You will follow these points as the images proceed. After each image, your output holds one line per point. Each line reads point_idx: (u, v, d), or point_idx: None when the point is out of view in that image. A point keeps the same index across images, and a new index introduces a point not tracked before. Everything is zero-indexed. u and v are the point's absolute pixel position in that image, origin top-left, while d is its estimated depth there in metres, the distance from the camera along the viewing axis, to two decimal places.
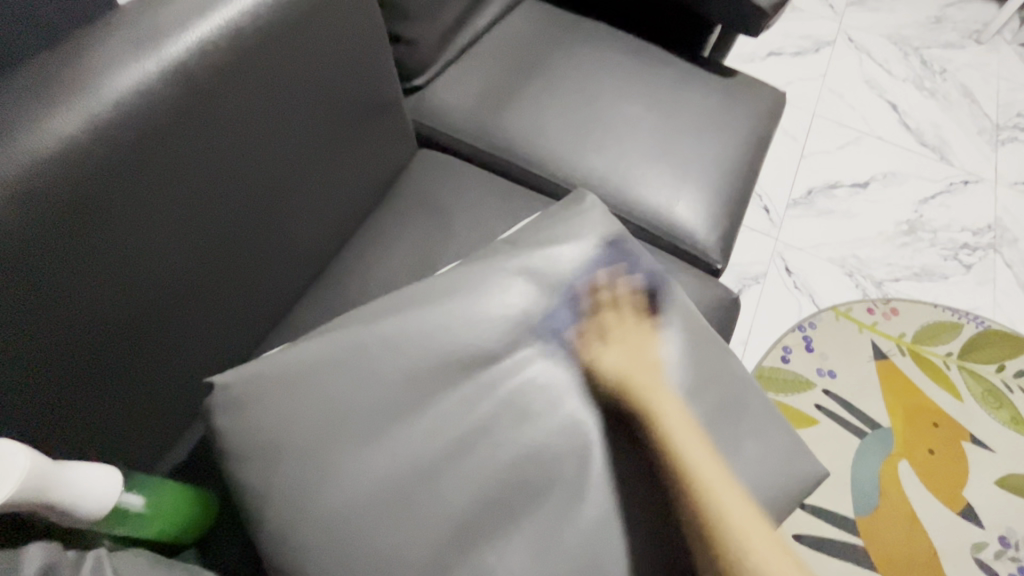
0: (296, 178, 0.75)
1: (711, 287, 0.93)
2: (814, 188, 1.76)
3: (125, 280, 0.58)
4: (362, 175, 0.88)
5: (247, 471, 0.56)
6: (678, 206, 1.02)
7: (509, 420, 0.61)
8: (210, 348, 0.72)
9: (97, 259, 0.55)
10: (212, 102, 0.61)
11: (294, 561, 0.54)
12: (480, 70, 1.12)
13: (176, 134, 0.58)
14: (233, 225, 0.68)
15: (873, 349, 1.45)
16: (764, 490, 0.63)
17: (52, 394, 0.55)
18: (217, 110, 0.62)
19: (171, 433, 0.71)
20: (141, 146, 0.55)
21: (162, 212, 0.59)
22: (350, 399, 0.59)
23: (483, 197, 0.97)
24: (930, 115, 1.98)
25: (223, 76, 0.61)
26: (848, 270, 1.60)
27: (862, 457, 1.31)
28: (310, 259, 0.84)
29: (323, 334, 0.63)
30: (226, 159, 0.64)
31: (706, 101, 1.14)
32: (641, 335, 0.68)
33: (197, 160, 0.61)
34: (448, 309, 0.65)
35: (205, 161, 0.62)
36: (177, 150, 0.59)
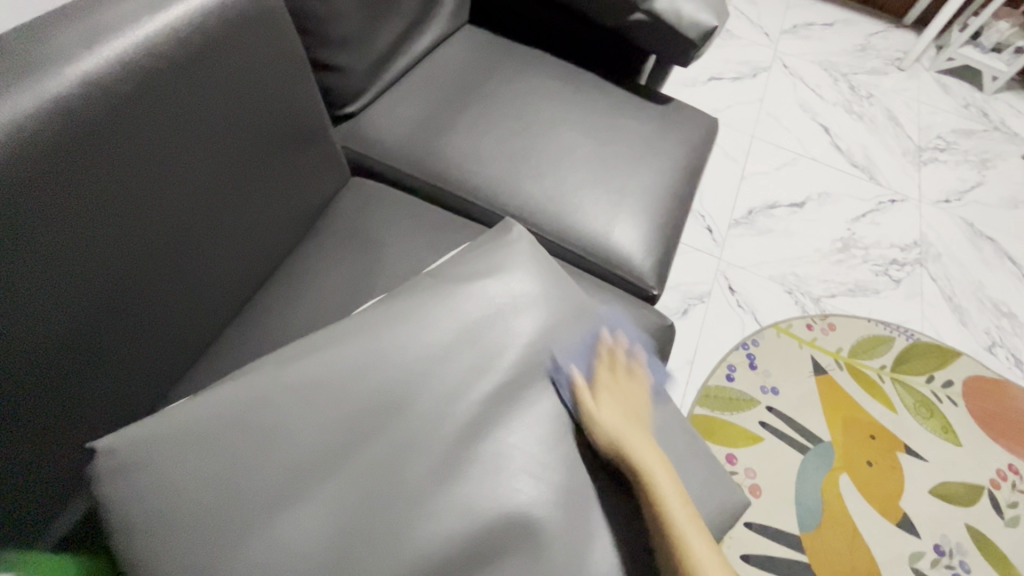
0: (205, 214, 0.71)
1: (647, 314, 0.93)
2: (754, 208, 1.81)
3: (2, 333, 0.52)
4: (286, 207, 0.85)
5: (133, 541, 0.50)
6: (614, 233, 1.02)
7: (428, 466, 0.57)
8: (104, 401, 0.66)
9: None
10: (102, 138, 0.57)
11: None
12: (416, 97, 1.11)
13: (61, 172, 0.54)
14: (132, 266, 0.63)
15: (812, 364, 1.50)
16: None
17: None
18: (109, 146, 0.58)
19: (61, 496, 0.65)
20: (20, 186, 0.51)
21: (46, 258, 0.54)
22: (253, 455, 0.55)
23: (417, 227, 0.95)
24: (859, 137, 2.09)
25: (116, 110, 0.57)
26: (788, 287, 1.66)
27: (805, 472, 1.33)
28: (224, 297, 0.79)
29: (230, 382, 0.59)
30: (120, 198, 0.60)
31: (641, 129, 1.16)
32: (569, 370, 0.67)
33: (86, 199, 0.57)
34: (365, 351, 0.62)
35: (98, 201, 0.58)
36: (63, 189, 0.54)
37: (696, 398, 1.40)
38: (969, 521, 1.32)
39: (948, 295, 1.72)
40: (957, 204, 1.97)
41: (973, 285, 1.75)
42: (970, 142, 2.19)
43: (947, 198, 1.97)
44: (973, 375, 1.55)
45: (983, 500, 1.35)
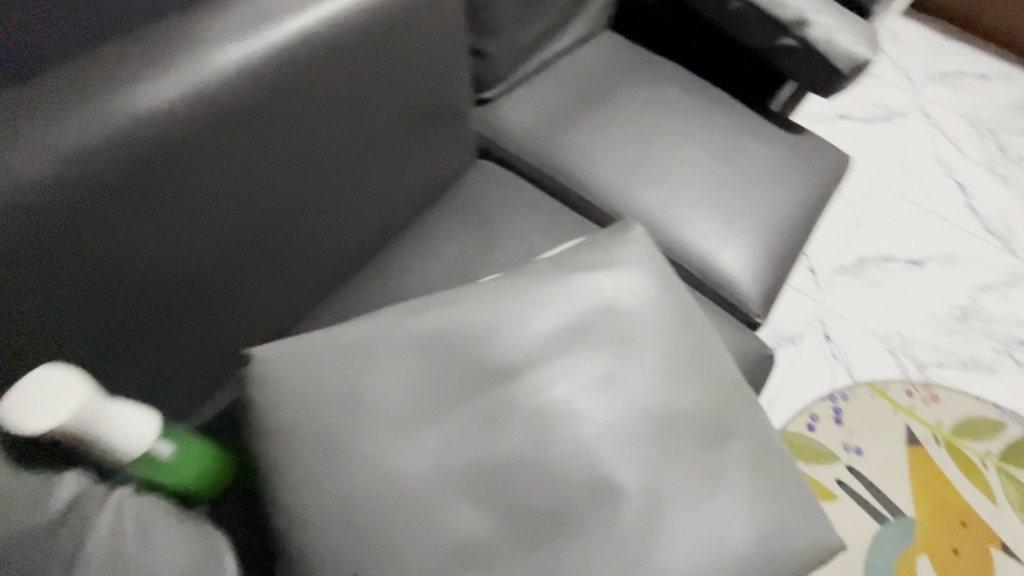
0: (354, 168, 0.78)
1: (749, 339, 0.91)
2: (866, 257, 1.71)
3: (189, 235, 0.62)
4: (421, 175, 0.92)
5: (268, 439, 0.56)
6: (725, 255, 1.01)
7: (529, 433, 0.60)
8: (251, 316, 0.74)
9: (167, 212, 0.59)
10: (298, 86, 0.65)
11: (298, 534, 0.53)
12: (549, 93, 1.15)
13: (261, 109, 0.62)
14: (288, 203, 0.71)
15: (906, 433, 1.39)
16: (779, 553, 0.60)
17: (108, 327, 0.59)
18: (302, 93, 0.66)
19: (203, 389, 0.74)
20: (230, 113, 0.60)
21: (225, 182, 0.62)
22: (372, 390, 0.59)
23: (533, 215, 0.99)
24: (1000, 202, 1.91)
25: (313, 63, 0.65)
26: (891, 346, 1.55)
27: (879, 543, 1.24)
28: (354, 247, 0.86)
29: (363, 319, 0.64)
30: (291, 141, 0.67)
31: (768, 155, 1.14)
32: (672, 374, 0.68)
33: (266, 136, 0.64)
34: (482, 317, 0.66)
35: (281, 138, 0.66)
36: (259, 123, 0.63)
37: None
38: None
39: None
40: None
41: None
42: None
43: None
44: None
45: None
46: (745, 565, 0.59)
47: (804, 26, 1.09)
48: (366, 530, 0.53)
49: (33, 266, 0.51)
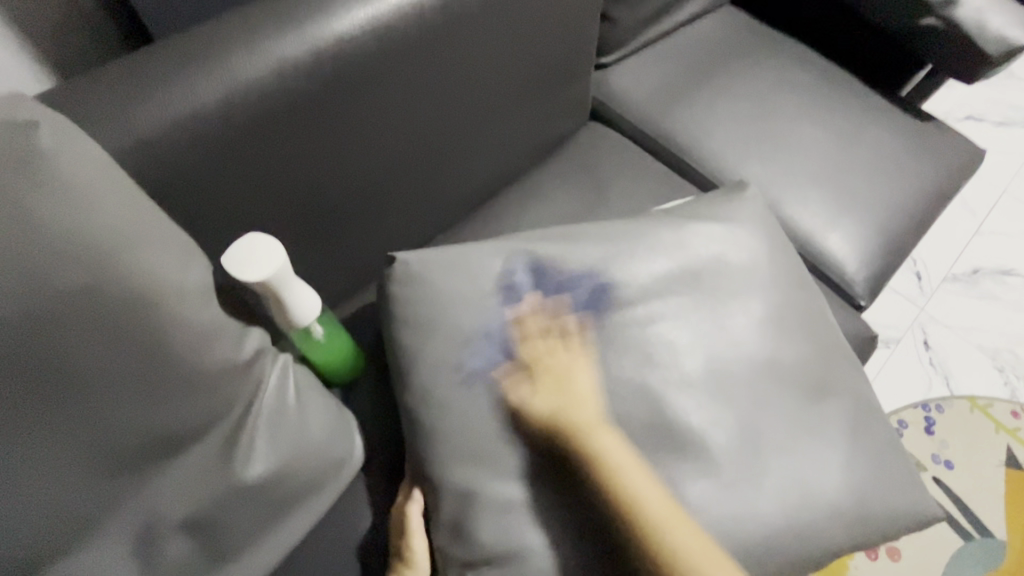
0: (486, 115, 0.84)
1: (852, 319, 0.90)
2: (982, 268, 1.59)
3: (355, 155, 0.71)
4: (541, 129, 0.97)
5: (407, 332, 0.66)
6: (834, 235, 1.00)
7: (633, 362, 0.66)
8: (386, 236, 0.84)
9: (342, 133, 0.67)
10: (461, 30, 0.71)
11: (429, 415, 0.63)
12: (667, 62, 1.16)
13: (429, 49, 0.69)
14: (432, 139, 0.78)
15: (1006, 454, 1.31)
16: (864, 507, 0.63)
17: (284, 226, 0.70)
18: (463, 38, 0.71)
19: (342, 294, 0.85)
20: (405, 51, 0.67)
21: (389, 112, 0.70)
22: (499, 304, 0.67)
23: (641, 177, 1.02)
24: None
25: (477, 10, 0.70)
26: (999, 364, 1.44)
27: (960, 559, 1.19)
28: (473, 190, 0.94)
29: (493, 243, 0.70)
30: (443, 83, 0.74)
31: (892, 140, 1.09)
32: (776, 329, 0.70)
33: (425, 77, 0.71)
34: (600, 254, 0.71)
35: (438, 78, 0.73)
36: (425, 62, 0.70)
37: None
38: None
39: None
40: None
41: None
42: None
43: None
44: None
45: None
46: (830, 512, 0.62)
47: (951, 6, 1.03)
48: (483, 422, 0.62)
49: (243, 169, 0.62)
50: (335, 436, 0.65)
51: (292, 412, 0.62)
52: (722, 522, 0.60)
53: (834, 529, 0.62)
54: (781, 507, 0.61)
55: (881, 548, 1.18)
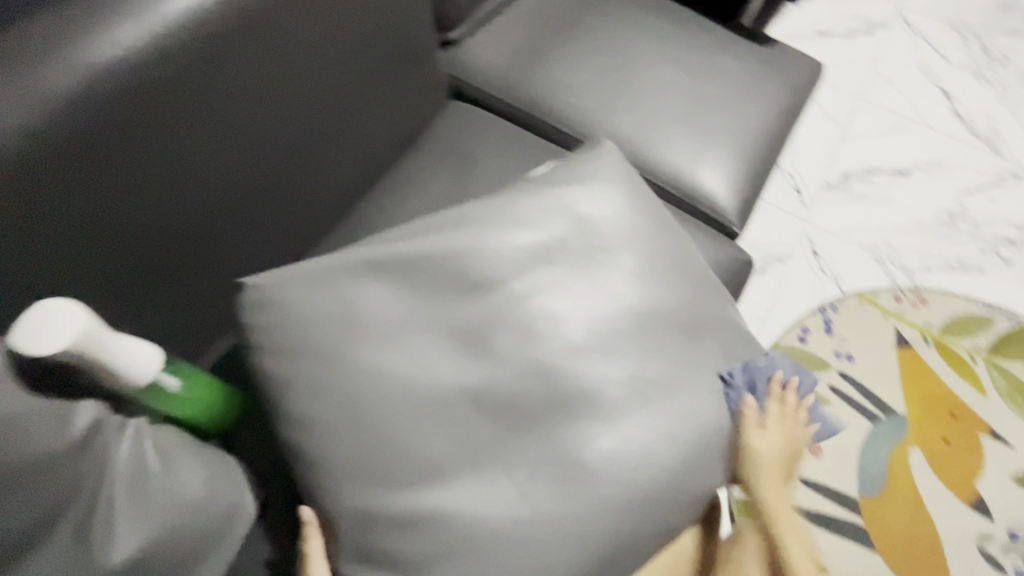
0: (328, 114, 0.79)
1: (726, 248, 0.93)
2: (851, 172, 1.71)
3: (180, 186, 0.64)
4: (395, 120, 0.93)
5: (271, 362, 0.61)
6: (700, 170, 1.02)
7: (516, 338, 0.64)
8: (248, 262, 0.78)
9: (154, 163, 0.61)
10: (264, 31, 0.65)
11: (312, 444, 0.59)
12: (515, 28, 1.14)
13: (231, 57, 0.63)
14: (269, 151, 0.73)
15: (895, 336, 1.43)
16: (750, 424, 0.66)
17: (115, 277, 0.63)
18: (270, 38, 0.66)
19: (207, 334, 0.78)
20: (202, 62, 0.61)
21: (207, 132, 0.64)
22: (367, 310, 0.63)
23: (506, 149, 1.00)
24: (985, 105, 1.89)
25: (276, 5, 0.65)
26: (878, 256, 1.57)
27: (873, 439, 1.30)
28: (337, 194, 0.88)
29: (350, 250, 0.66)
30: (263, 86, 0.68)
31: (739, 69, 1.13)
32: (646, 274, 0.71)
33: (237, 82, 0.65)
34: (466, 235, 0.68)
35: (254, 85, 0.67)
36: (232, 71, 0.64)
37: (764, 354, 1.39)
38: None
39: None
40: None
41: None
42: None
43: None
44: None
45: None
46: (720, 437, 0.64)
47: None
48: (368, 437, 0.58)
49: (38, 226, 0.55)
50: (219, 491, 0.60)
51: (157, 476, 0.56)
52: (623, 474, 0.60)
53: (726, 452, 0.64)
54: (674, 444, 0.62)
55: (804, 447, 1.27)
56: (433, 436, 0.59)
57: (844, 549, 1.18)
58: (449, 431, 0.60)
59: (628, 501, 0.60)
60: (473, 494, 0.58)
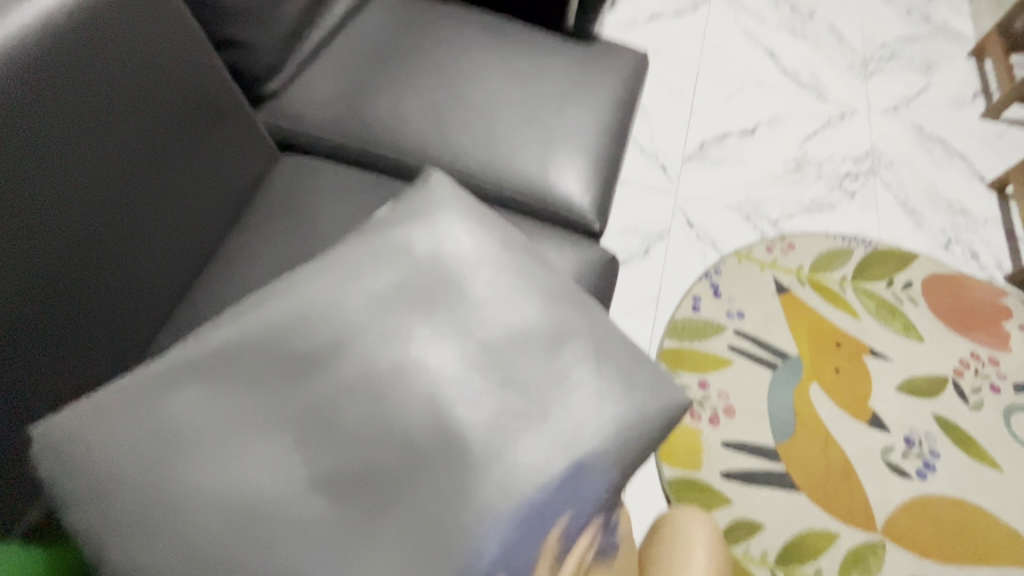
0: (127, 203, 0.72)
1: (588, 249, 0.94)
2: (706, 140, 1.82)
3: None
4: (214, 189, 0.85)
5: (85, 513, 0.54)
6: (550, 175, 1.02)
7: (365, 405, 0.60)
8: (55, 392, 0.68)
9: None
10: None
11: None
12: (337, 66, 1.09)
13: None
14: (43, 262, 0.64)
15: (775, 284, 1.53)
16: (630, 428, 0.65)
17: None
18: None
19: (18, 495, 0.67)
20: None
21: None
22: (187, 422, 0.58)
23: (349, 196, 0.95)
24: (805, 57, 2.08)
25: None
26: (744, 213, 1.67)
27: (776, 386, 1.37)
28: (161, 287, 0.80)
29: (164, 357, 0.63)
30: (27, 188, 0.61)
31: (568, 69, 1.15)
32: (498, 303, 0.69)
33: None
34: (293, 312, 0.65)
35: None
36: None
37: (664, 331, 1.43)
38: (936, 411, 1.36)
39: (902, 201, 1.74)
40: (905, 110, 1.97)
41: (925, 188, 1.78)
42: (915, 47, 2.17)
43: (895, 106, 1.97)
44: (931, 274, 1.59)
45: (948, 389, 1.40)
46: (600, 451, 0.63)
47: None
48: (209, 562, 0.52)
49: None
50: None
51: None
52: (509, 518, 0.57)
53: (611, 464, 0.63)
54: (556, 472, 0.60)
55: (717, 411, 1.32)
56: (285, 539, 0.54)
57: (773, 497, 1.23)
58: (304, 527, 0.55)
59: (519, 547, 0.57)
60: None
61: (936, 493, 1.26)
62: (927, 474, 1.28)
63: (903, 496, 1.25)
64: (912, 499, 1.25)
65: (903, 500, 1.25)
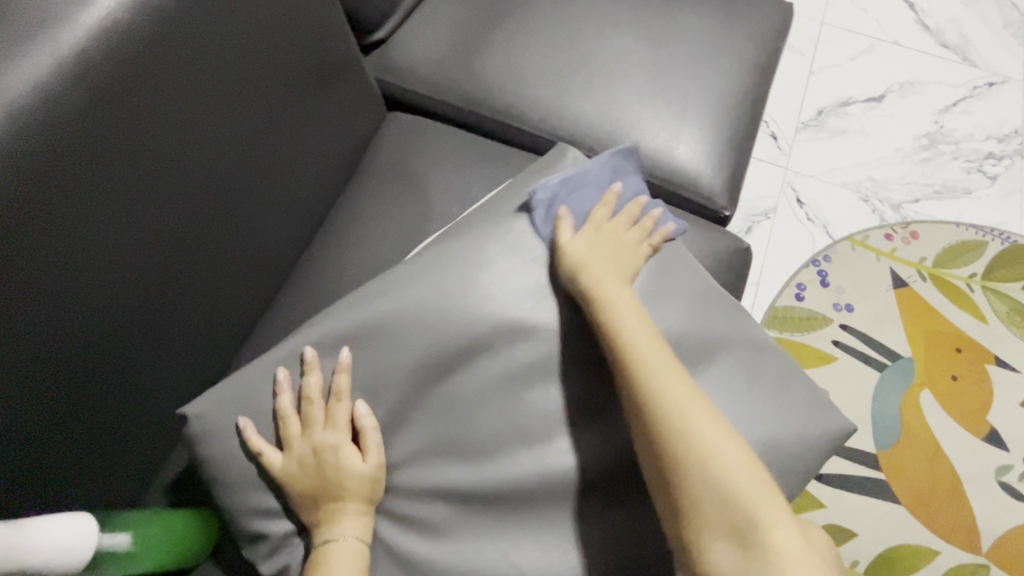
0: (244, 172, 0.67)
1: (719, 237, 0.85)
2: (825, 107, 1.62)
3: (91, 296, 0.54)
4: (330, 147, 0.81)
5: (239, 495, 0.54)
6: (677, 150, 0.92)
7: (502, 408, 0.56)
8: (189, 352, 0.68)
9: (56, 281, 0.50)
10: (146, 91, 0.53)
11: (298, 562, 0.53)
12: (447, 14, 1.00)
13: (113, 133, 0.51)
14: (188, 225, 0.62)
15: (892, 277, 1.39)
16: (784, 453, 0.59)
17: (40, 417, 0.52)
18: (154, 97, 0.54)
19: (156, 454, 0.67)
20: (79, 150, 0.49)
21: (106, 227, 0.53)
22: (319, 415, 0.55)
23: (462, 162, 0.89)
24: (953, 10, 1.78)
25: (152, 57, 0.53)
26: (863, 194, 1.50)
27: (883, 389, 1.27)
28: (272, 256, 0.77)
29: (301, 334, 0.58)
30: (165, 149, 0.57)
31: (702, 24, 1.01)
32: (639, 304, 0.62)
33: (139, 153, 0.54)
34: (419, 297, 0.59)
35: (151, 158, 0.55)
36: (119, 149, 0.52)
37: (763, 319, 1.34)
38: None
39: None
40: None
41: None
42: None
43: None
44: None
45: None
46: None
47: None
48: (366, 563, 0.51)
49: None
50: None
51: None
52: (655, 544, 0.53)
53: None
54: None
55: None
56: (423, 539, 0.54)
57: (869, 506, 1.17)
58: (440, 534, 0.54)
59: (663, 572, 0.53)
60: None
61: None
62: None
63: (1015, 520, 1.16)
64: None
65: (1015, 524, 1.16)
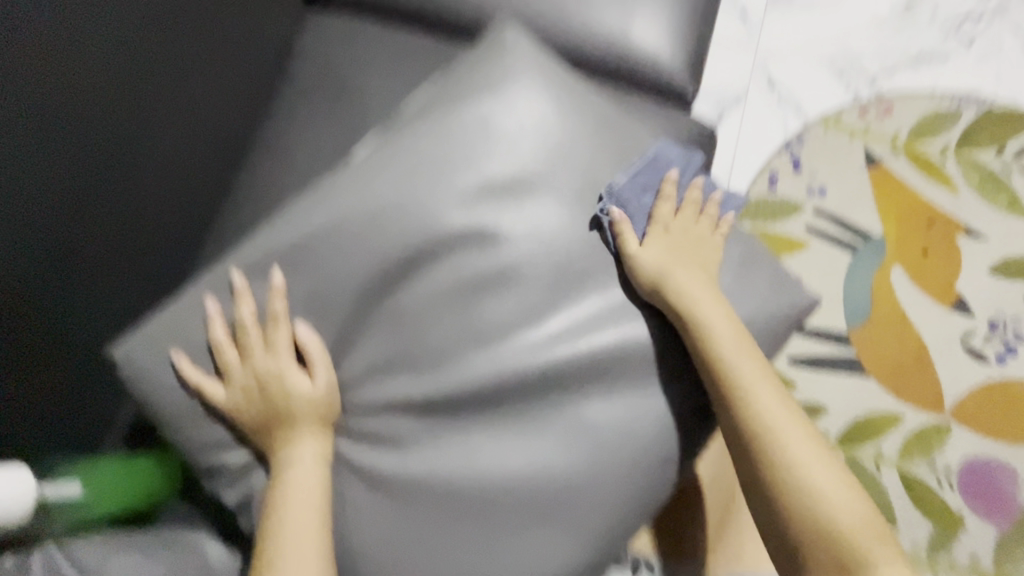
0: (139, 91, 0.59)
1: (682, 119, 0.79)
2: None
3: None
4: (238, 58, 0.72)
5: (187, 432, 0.51)
6: (634, 26, 0.83)
7: (453, 316, 0.53)
8: (121, 297, 0.64)
9: None
10: None
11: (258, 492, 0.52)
12: None
13: None
14: (83, 155, 0.55)
15: (865, 156, 1.35)
16: (750, 332, 0.57)
17: None
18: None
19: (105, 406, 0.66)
20: None
21: None
22: (257, 341, 0.51)
23: (395, 59, 0.79)
24: None
25: None
26: (838, 70, 1.42)
27: (855, 270, 1.27)
28: (197, 187, 0.70)
29: (227, 261, 0.53)
30: (26, 61, 0.49)
31: None
32: (592, 193, 0.57)
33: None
34: (351, 207, 0.54)
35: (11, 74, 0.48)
36: None
37: None
38: None
39: None
40: None
41: None
42: None
43: None
44: None
45: None
46: None
47: None
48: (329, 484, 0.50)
49: None
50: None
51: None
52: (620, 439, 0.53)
53: None
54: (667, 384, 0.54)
55: None
56: (389, 453, 0.53)
57: (839, 382, 1.21)
58: (406, 447, 0.52)
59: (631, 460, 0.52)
60: (450, 496, 0.51)
61: (1013, 378, 1.22)
62: (1006, 358, 1.23)
63: (977, 380, 1.22)
64: (987, 383, 1.21)
65: (976, 384, 1.21)
